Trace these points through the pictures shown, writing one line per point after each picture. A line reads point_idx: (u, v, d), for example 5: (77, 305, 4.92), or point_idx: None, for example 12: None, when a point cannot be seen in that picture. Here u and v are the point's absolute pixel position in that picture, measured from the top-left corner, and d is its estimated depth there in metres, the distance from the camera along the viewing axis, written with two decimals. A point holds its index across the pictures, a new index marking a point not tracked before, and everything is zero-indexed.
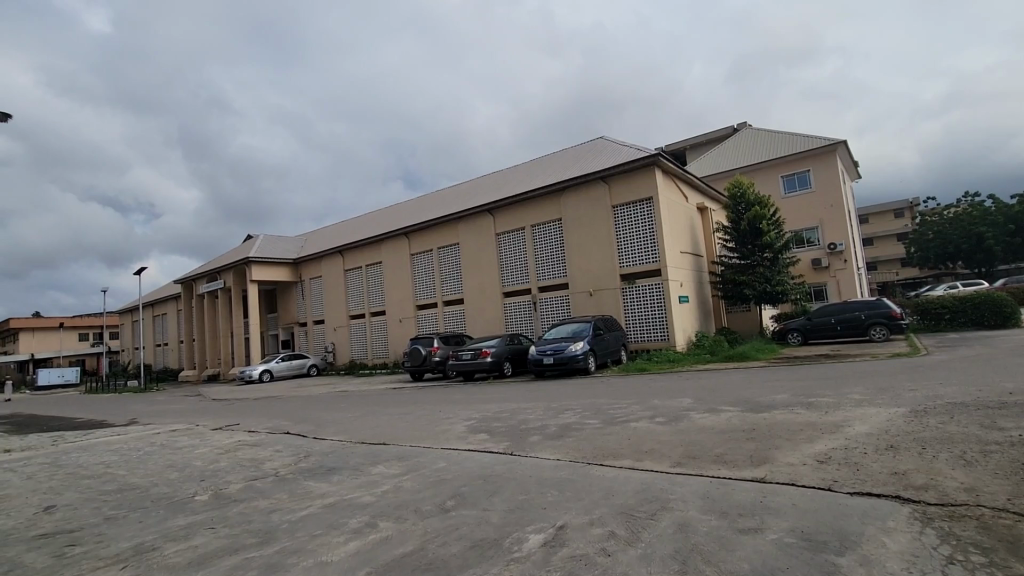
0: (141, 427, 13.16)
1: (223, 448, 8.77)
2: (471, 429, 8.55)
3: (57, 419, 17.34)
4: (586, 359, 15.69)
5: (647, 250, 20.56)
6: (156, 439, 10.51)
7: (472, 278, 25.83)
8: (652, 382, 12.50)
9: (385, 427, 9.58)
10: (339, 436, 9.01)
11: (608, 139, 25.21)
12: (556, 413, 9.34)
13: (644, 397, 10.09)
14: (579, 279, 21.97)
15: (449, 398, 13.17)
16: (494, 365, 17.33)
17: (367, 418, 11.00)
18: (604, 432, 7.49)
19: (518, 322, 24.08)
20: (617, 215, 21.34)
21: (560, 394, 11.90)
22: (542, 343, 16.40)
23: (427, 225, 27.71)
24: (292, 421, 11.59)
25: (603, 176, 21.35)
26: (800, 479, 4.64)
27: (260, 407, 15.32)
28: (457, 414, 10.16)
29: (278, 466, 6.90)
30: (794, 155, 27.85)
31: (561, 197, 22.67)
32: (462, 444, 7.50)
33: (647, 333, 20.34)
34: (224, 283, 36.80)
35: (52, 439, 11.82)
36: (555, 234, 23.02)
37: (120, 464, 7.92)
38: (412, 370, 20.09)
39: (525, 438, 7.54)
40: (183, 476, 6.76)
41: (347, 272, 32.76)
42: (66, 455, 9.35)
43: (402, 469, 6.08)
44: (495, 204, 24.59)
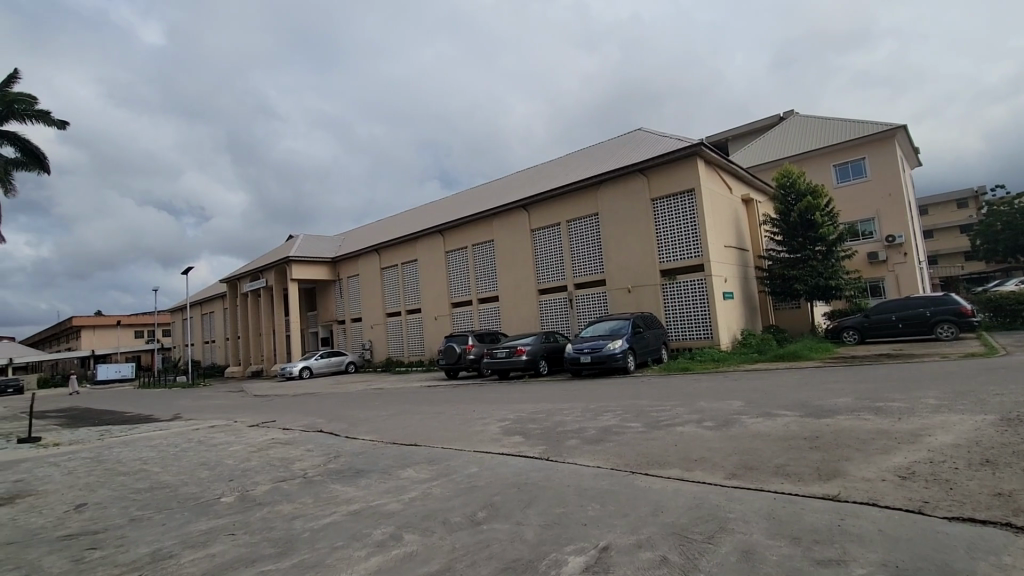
0: (183, 422, 13.41)
1: (256, 446, 8.70)
2: (506, 431, 8.17)
3: (109, 413, 18.02)
4: (625, 358, 15.08)
5: (689, 244, 19.69)
6: (194, 435, 10.60)
7: (507, 275, 25.49)
8: (697, 383, 11.81)
9: (417, 427, 9.31)
10: (371, 436, 8.80)
11: (646, 130, 24.36)
12: (595, 415, 8.86)
13: (690, 399, 9.47)
14: (616, 275, 21.31)
15: (484, 397, 12.85)
16: (529, 363, 16.92)
17: (400, 417, 10.79)
18: (647, 437, 6.97)
19: (554, 320, 23.60)
20: (657, 208, 20.56)
21: (599, 394, 11.38)
22: (579, 341, 15.87)
23: (461, 222, 27.55)
24: (326, 418, 11.52)
25: (642, 168, 20.60)
26: (881, 498, 4.03)
27: (297, 404, 15.42)
28: (491, 415, 9.80)
29: (307, 467, 6.69)
30: (847, 142, 26.28)
31: (597, 190, 22.04)
32: (496, 447, 7.13)
33: (689, 331, 19.51)
34: (266, 281, 37.78)
35: (98, 434, 12.15)
36: (591, 229, 22.41)
37: (155, 461, 7.93)
38: (447, 368, 19.90)
39: (563, 442, 7.09)
40: (212, 475, 6.64)
41: (384, 270, 32.99)
42: (109, 450, 9.51)
43: (432, 474, 5.74)
44: (530, 199, 24.15)
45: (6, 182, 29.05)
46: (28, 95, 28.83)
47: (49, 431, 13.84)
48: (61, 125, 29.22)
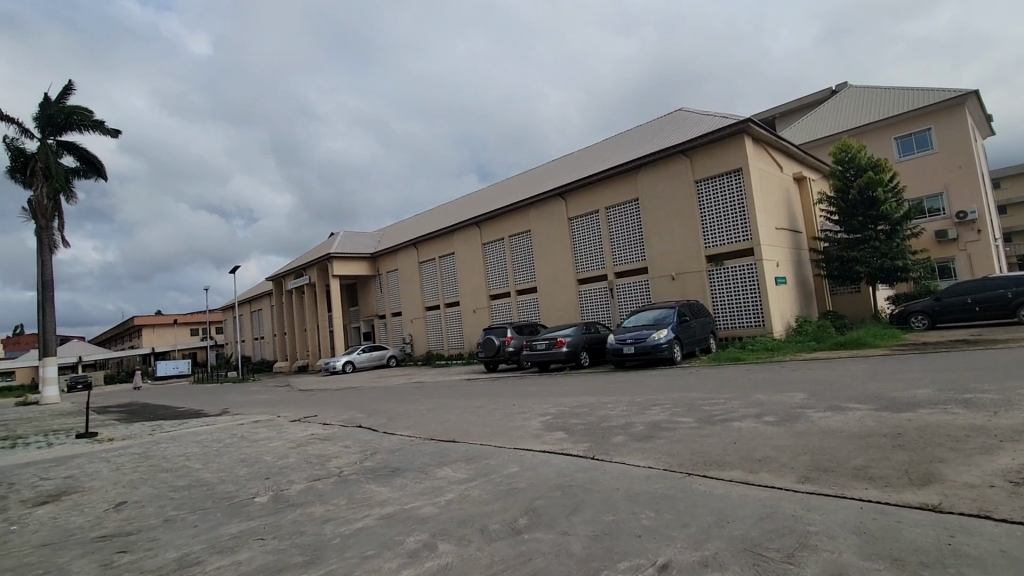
0: (229, 417, 13.65)
1: (295, 442, 8.63)
2: (548, 426, 7.78)
3: (162, 409, 18.70)
4: (671, 348, 14.38)
5: (737, 227, 18.68)
6: (238, 430, 10.71)
7: (545, 266, 25.01)
8: (751, 374, 11.08)
9: (456, 422, 9.04)
10: (408, 432, 8.57)
11: (688, 110, 23.28)
12: (642, 409, 8.34)
13: (745, 392, 8.80)
14: (659, 262, 20.50)
15: (523, 390, 12.48)
16: (569, 355, 16.45)
17: (439, 411, 10.58)
18: (702, 433, 6.42)
19: (594, 310, 23.00)
20: (701, 190, 19.59)
21: (645, 386, 10.83)
22: (621, 331, 15.27)
23: (498, 213, 27.21)
24: (365, 413, 11.44)
25: (684, 149, 19.65)
26: (996, 509, 3.39)
27: (338, 399, 15.50)
28: (532, 409, 9.43)
29: (343, 465, 6.48)
30: (911, 112, 24.44)
31: (637, 175, 21.21)
32: (538, 444, 6.74)
33: (738, 319, 18.56)
34: (309, 278, 38.62)
35: (150, 429, 12.52)
36: (631, 215, 21.63)
37: (197, 458, 7.95)
38: (486, 361, 19.66)
39: (610, 439, 6.63)
40: (249, 473, 6.54)
41: (422, 264, 33.10)
42: (157, 445, 9.70)
43: (470, 474, 5.39)
44: (567, 187, 23.54)
45: (67, 191, 30.68)
46: (83, 107, 30.32)
47: (108, 425, 14.42)
48: (114, 134, 30.72)
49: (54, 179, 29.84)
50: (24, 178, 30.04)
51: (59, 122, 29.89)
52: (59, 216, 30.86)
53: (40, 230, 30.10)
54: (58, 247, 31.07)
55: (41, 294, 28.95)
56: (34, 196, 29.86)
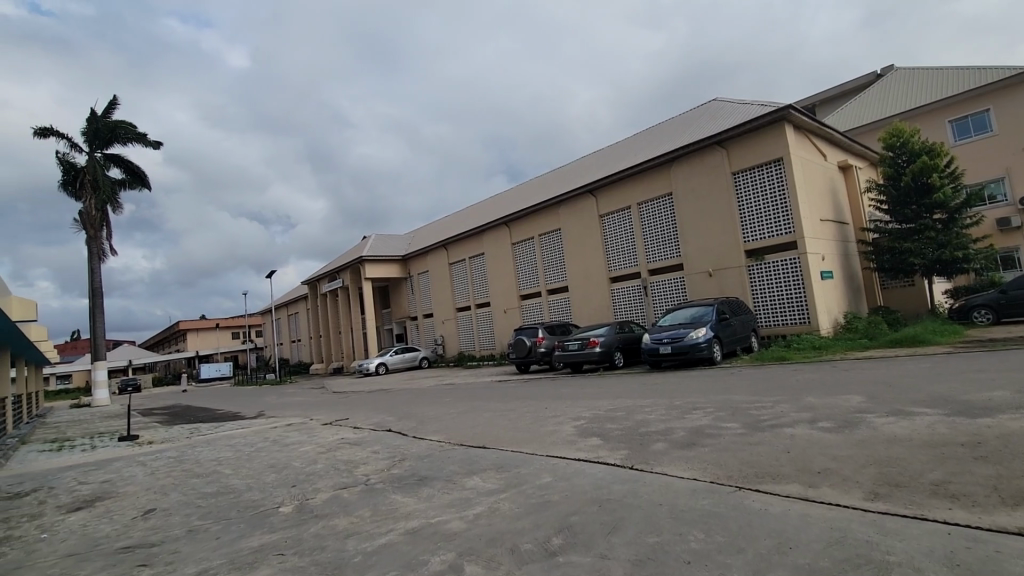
0: (264, 420, 13.78)
1: (324, 447, 8.51)
2: (582, 432, 7.41)
3: (202, 411, 19.14)
4: (710, 348, 13.75)
5: (778, 220, 17.83)
6: (270, 434, 10.73)
7: (576, 264, 24.56)
8: (799, 374, 10.42)
9: (487, 427, 8.75)
10: (438, 436, 8.34)
11: (723, 100, 22.45)
12: (683, 413, 7.87)
13: (794, 395, 8.23)
14: (695, 258, 19.78)
15: (556, 392, 12.13)
16: (603, 356, 15.98)
17: (469, 414, 10.33)
18: (750, 441, 5.94)
19: (628, 309, 22.41)
20: (738, 182, 18.81)
21: (685, 388, 10.31)
22: (657, 330, 14.71)
23: (527, 212, 26.89)
24: (396, 416, 11.31)
25: (720, 140, 18.91)
26: None
27: (370, 401, 15.49)
28: (566, 413, 9.07)
29: (370, 472, 6.28)
30: (967, 92, 22.95)
31: (670, 168, 20.56)
32: (572, 451, 6.38)
33: (781, 316, 17.71)
34: (342, 281, 39.19)
35: (188, 432, 12.73)
36: (665, 210, 20.97)
37: (228, 463, 7.92)
38: (517, 362, 19.35)
39: (649, 446, 6.22)
40: (276, 480, 6.41)
41: (453, 266, 33.09)
42: (192, 449, 9.78)
43: (500, 485, 5.09)
44: (598, 183, 23.03)
45: (114, 201, 31.99)
46: (127, 120, 31.52)
47: (150, 428, 14.78)
48: (156, 146, 31.80)
49: (101, 191, 31.13)
50: (74, 190, 31.44)
51: (105, 136, 31.16)
52: (107, 226, 32.18)
53: (89, 240, 31.45)
54: (106, 256, 32.40)
55: (90, 301, 30.23)
56: (83, 207, 31.21)
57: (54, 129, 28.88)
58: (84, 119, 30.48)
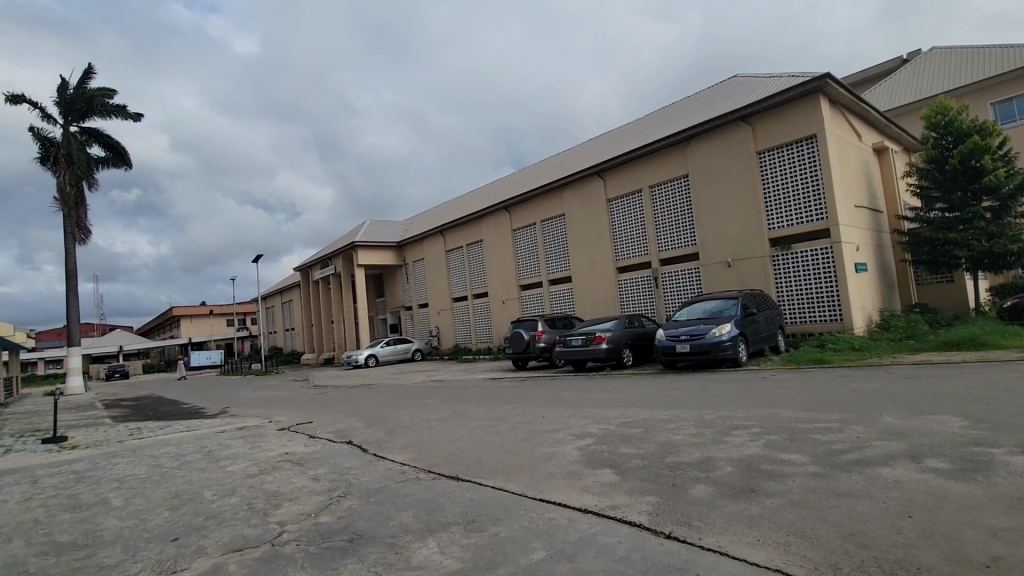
0: (220, 420, 12.02)
1: (256, 467, 6.63)
2: (589, 459, 5.55)
3: (166, 405, 17.36)
4: (736, 347, 11.82)
5: (809, 205, 15.88)
6: (210, 442, 8.90)
7: (581, 253, 22.68)
8: (853, 382, 8.56)
9: (466, 444, 6.88)
10: (402, 457, 6.47)
11: (745, 75, 20.46)
12: (721, 435, 6.02)
13: (864, 413, 6.37)
14: (712, 246, 17.85)
15: (557, 395, 10.32)
16: (610, 353, 14.08)
17: (450, 423, 8.48)
18: (837, 491, 4.06)
19: (636, 301, 20.54)
20: (764, 162, 16.83)
21: (712, 396, 8.44)
22: (673, 326, 12.81)
23: (528, 195, 24.94)
24: (365, 422, 9.48)
25: (745, 115, 16.90)
26: None
27: (346, 400, 13.71)
28: (569, 426, 7.24)
29: (290, 519, 4.46)
30: (1015, 71, 20.83)
31: (687, 147, 18.59)
32: (577, 495, 4.51)
33: (810, 312, 15.83)
34: (335, 268, 37.37)
35: (126, 433, 10.92)
36: (679, 194, 19.02)
37: (126, 489, 6.06)
38: (514, 357, 17.51)
39: (685, 490, 4.35)
40: (160, 527, 4.55)
41: (449, 253, 31.19)
42: (107, 461, 7.95)
43: (465, 564, 3.25)
44: (606, 164, 21.05)
45: (90, 178, 30.32)
46: (106, 90, 29.61)
47: (94, 425, 13.02)
48: (138, 118, 29.99)
49: (77, 166, 29.27)
50: (49, 165, 29.66)
51: (81, 107, 29.31)
52: (85, 205, 30.36)
53: (65, 219, 29.61)
54: (86, 237, 30.66)
55: (64, 284, 28.42)
56: (58, 184, 29.36)
57: (26, 97, 27.10)
58: (56, 88, 28.56)
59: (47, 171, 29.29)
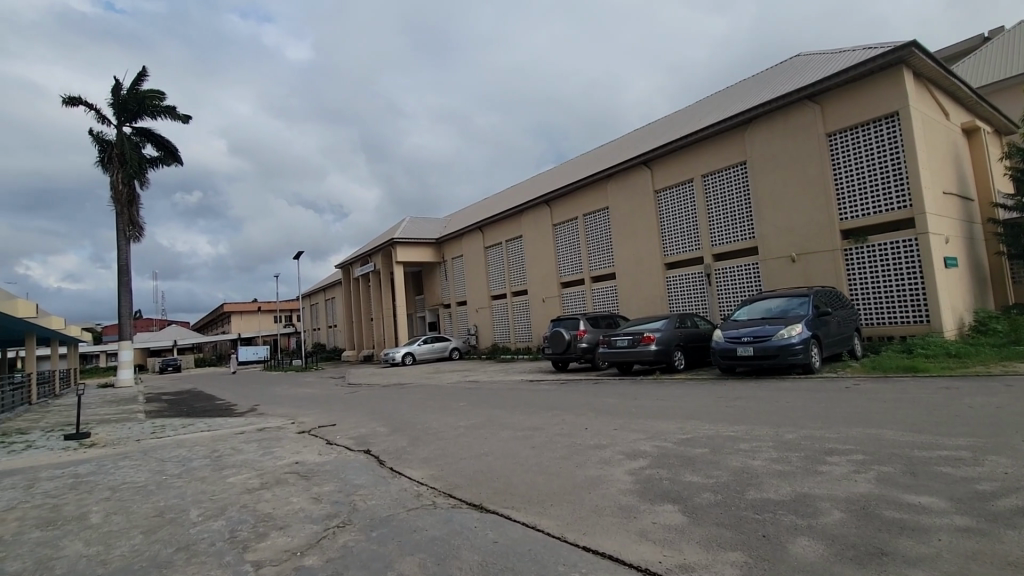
0: (245, 419, 11.52)
1: (256, 480, 5.84)
2: (645, 490, 4.44)
3: (201, 402, 17.22)
4: (808, 351, 10.33)
5: (890, 192, 14.08)
6: (223, 445, 8.25)
7: (626, 248, 21.34)
8: (967, 396, 7.03)
9: (496, 460, 5.87)
10: (421, 474, 5.55)
11: (809, 53, 18.65)
12: (813, 463, 4.76)
13: (1002, 439, 4.98)
14: (773, 239, 16.22)
15: (602, 402, 9.19)
16: (659, 355, 12.79)
17: (479, 433, 7.48)
18: (1018, 564, 2.82)
19: (687, 300, 19.07)
20: (835, 145, 15.09)
21: (788, 409, 7.11)
22: (733, 326, 11.40)
23: (569, 189, 23.78)
24: (389, 427, 8.65)
25: (813, 94, 15.21)
26: None
27: (377, 400, 12.97)
28: (619, 443, 6.11)
29: (270, 559, 3.58)
30: None
31: (744, 132, 17.01)
32: (632, 544, 3.41)
33: (889, 312, 14.04)
34: (374, 266, 37.27)
35: (148, 431, 10.52)
36: (735, 183, 17.45)
37: (111, 503, 5.37)
38: (554, 359, 16.42)
39: (783, 546, 3.19)
40: (120, 560, 3.77)
41: (488, 249, 30.39)
42: (114, 464, 7.40)
43: None
44: (653, 153, 19.66)
45: (142, 176, 31.23)
46: (156, 91, 30.43)
47: (125, 421, 12.81)
48: (186, 119, 30.71)
49: (129, 165, 30.20)
50: (105, 165, 30.72)
51: (132, 108, 30.21)
52: (138, 204, 31.30)
53: (118, 218, 30.58)
54: (139, 236, 31.59)
55: (117, 279, 29.33)
56: (113, 183, 30.37)
57: (81, 98, 28.10)
58: (111, 90, 29.56)
59: (103, 171, 30.35)
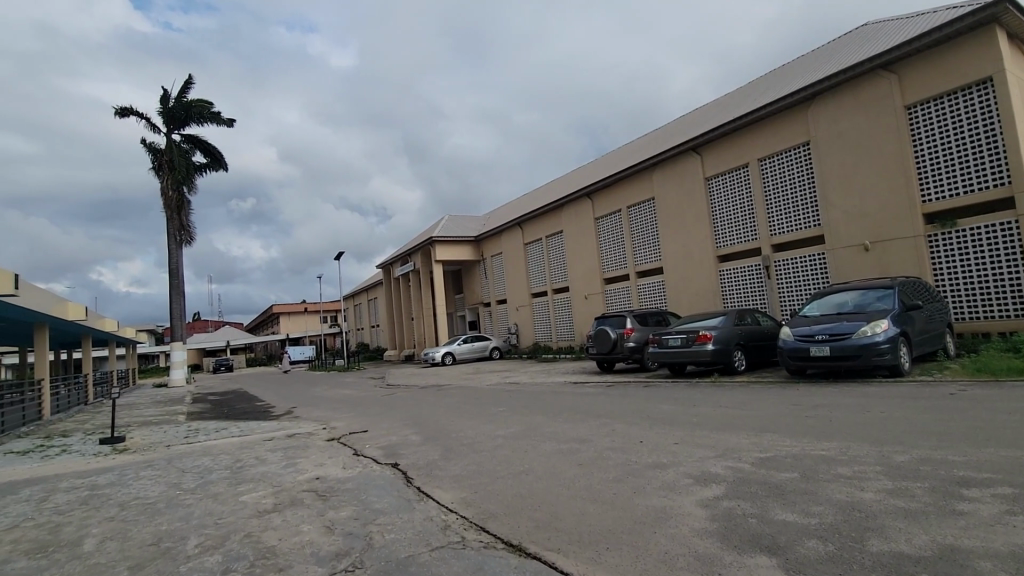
0: (279, 423, 11.16)
1: (270, 499, 5.22)
2: (728, 532, 3.50)
3: (243, 403, 17.19)
4: (896, 351, 8.99)
5: (985, 169, 12.35)
6: (249, 453, 7.78)
7: (673, 240, 20.05)
8: None
9: (538, 482, 5.03)
10: (452, 498, 4.80)
11: (878, 20, 16.87)
12: (947, 500, 3.69)
13: None
14: (842, 226, 14.68)
15: (656, 409, 8.22)
16: (717, 356, 11.61)
17: (519, 445, 6.66)
18: None
19: (742, 295, 17.68)
20: (915, 118, 13.43)
21: (887, 422, 5.95)
22: (804, 322, 10.12)
23: (611, 179, 22.64)
24: (422, 436, 7.97)
25: (888, 62, 13.59)
26: None
27: (414, 403, 12.40)
28: (684, 462, 5.15)
29: None
30: None
31: (807, 109, 15.49)
32: None
33: (986, 305, 12.35)
34: (414, 265, 37.15)
35: (182, 435, 10.27)
36: (797, 165, 15.94)
37: (113, 526, 4.86)
38: (599, 359, 15.44)
39: None
40: None
41: (527, 246, 29.56)
42: (135, 474, 7.03)
43: None
44: (703, 138, 18.31)
45: (191, 181, 32.12)
46: (203, 99, 31.22)
47: (164, 424, 12.74)
48: (231, 124, 31.36)
49: (178, 171, 31.07)
50: (156, 172, 31.76)
51: (181, 115, 31.08)
52: (188, 209, 32.24)
53: (170, 223, 31.57)
54: (191, 240, 32.54)
55: (169, 283, 30.26)
56: (164, 189, 31.37)
57: (133, 108, 29.12)
58: (160, 99, 30.50)
59: (155, 178, 31.40)
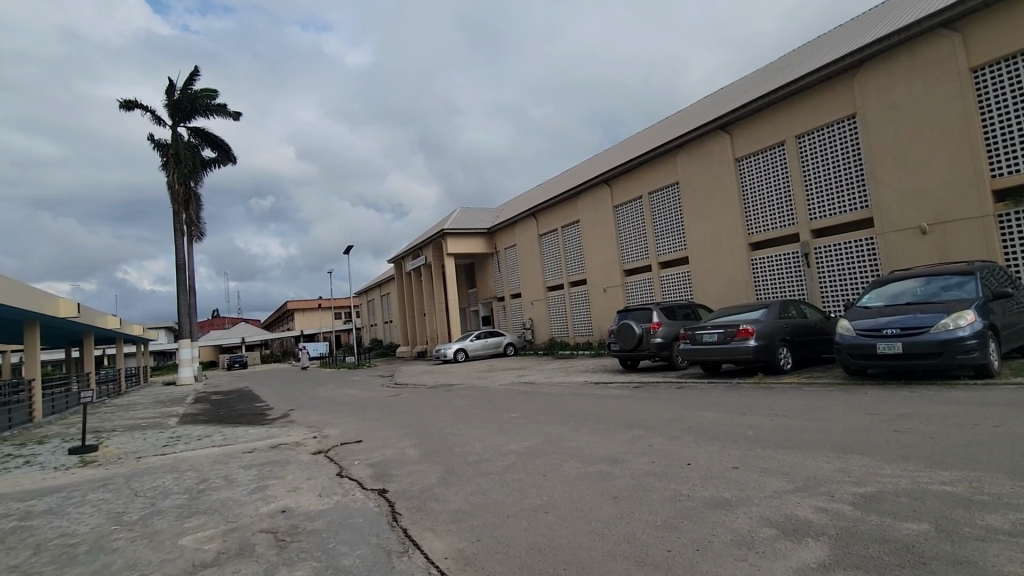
0: (269, 430, 10.10)
1: (215, 544, 4.07)
2: None
3: (243, 404, 16.25)
4: (984, 348, 7.59)
5: None
6: (220, 470, 6.67)
7: (700, 227, 18.56)
8: None
9: (560, 525, 3.78)
10: (445, 550, 3.57)
11: None
12: None
13: None
14: (894, 207, 13.14)
15: (696, 418, 6.94)
16: (760, 353, 10.21)
17: (533, 466, 5.43)
18: None
19: (777, 285, 16.21)
20: (984, 82, 11.80)
21: (1013, 444, 4.57)
22: (866, 314, 8.71)
23: (631, 164, 21.18)
24: (421, 450, 6.80)
25: (953, 18, 11.95)
26: None
27: (418, 407, 11.26)
28: (758, 501, 3.84)
29: None
30: None
31: (852, 78, 13.92)
32: None
33: None
34: (425, 259, 36.09)
35: (161, 444, 9.23)
36: (841, 141, 14.37)
37: None
38: (622, 356, 14.11)
39: None
40: None
41: (542, 237, 28.24)
42: (81, 498, 5.94)
43: None
44: (733, 115, 16.76)
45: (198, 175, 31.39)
46: (208, 90, 30.42)
47: (151, 428, 11.77)
48: (237, 116, 30.51)
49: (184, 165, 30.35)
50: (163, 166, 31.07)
51: (186, 107, 30.32)
52: (196, 203, 31.56)
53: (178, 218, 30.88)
54: (199, 234, 31.90)
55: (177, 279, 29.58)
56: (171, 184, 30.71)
57: (138, 101, 28.45)
58: (165, 91, 29.80)
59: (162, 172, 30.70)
